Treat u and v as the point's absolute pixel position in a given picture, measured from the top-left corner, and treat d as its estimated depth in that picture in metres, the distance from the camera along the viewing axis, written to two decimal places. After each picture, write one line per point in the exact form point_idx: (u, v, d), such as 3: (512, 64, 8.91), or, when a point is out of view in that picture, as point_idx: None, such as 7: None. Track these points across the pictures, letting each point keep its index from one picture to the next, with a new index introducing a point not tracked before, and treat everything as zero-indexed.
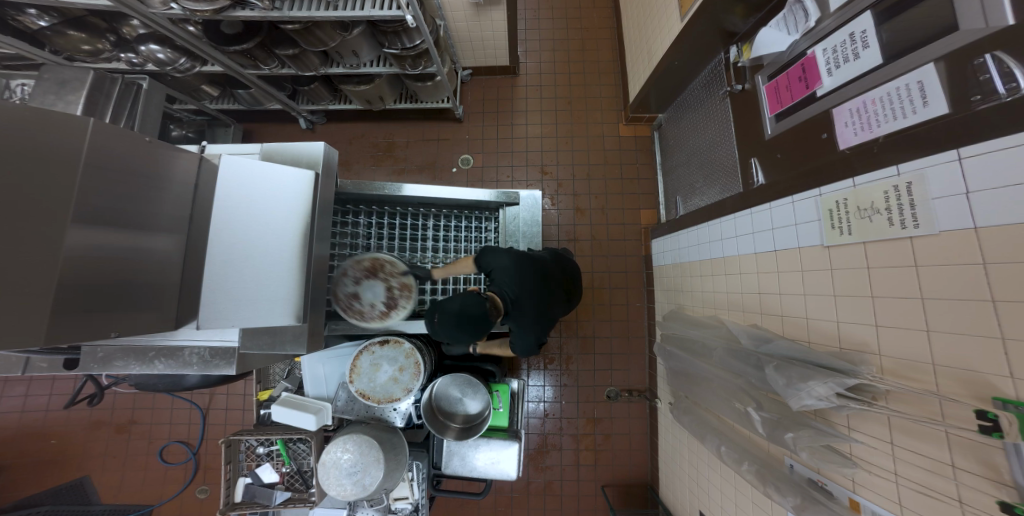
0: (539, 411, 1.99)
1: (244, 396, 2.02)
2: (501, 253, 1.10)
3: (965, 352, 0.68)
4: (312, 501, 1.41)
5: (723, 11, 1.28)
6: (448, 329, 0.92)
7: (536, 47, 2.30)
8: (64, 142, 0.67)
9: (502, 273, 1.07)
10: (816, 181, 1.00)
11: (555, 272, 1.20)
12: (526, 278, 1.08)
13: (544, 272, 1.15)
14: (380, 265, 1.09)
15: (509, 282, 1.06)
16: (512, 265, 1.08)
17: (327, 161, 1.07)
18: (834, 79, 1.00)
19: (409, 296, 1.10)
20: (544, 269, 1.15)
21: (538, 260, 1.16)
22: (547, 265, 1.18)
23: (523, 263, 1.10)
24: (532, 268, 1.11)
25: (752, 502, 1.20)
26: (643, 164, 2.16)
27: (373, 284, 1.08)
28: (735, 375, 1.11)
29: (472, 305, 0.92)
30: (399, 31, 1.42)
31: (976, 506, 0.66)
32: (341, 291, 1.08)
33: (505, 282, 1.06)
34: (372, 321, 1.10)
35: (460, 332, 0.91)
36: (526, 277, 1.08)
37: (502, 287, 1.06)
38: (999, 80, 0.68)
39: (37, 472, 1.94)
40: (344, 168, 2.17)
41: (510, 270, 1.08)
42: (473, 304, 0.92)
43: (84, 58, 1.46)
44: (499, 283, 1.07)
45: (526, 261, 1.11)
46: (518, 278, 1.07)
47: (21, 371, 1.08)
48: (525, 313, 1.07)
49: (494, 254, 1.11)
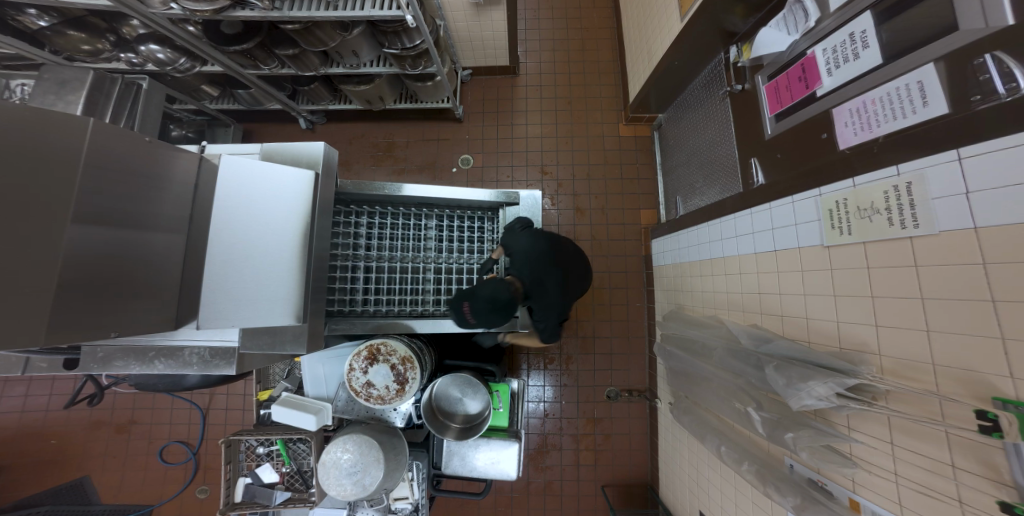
0: (539, 411, 1.99)
1: (244, 396, 2.02)
2: (519, 238, 1.22)
3: (963, 352, 0.68)
4: (312, 501, 1.41)
5: (723, 11, 1.28)
6: (479, 316, 1.05)
7: (536, 47, 2.30)
8: (64, 142, 0.67)
9: (519, 256, 1.19)
10: (816, 181, 1.00)
11: (569, 250, 1.27)
12: (542, 258, 1.18)
13: (558, 249, 1.23)
14: (376, 350, 1.19)
15: (527, 264, 1.17)
16: (526, 247, 1.20)
17: (327, 161, 1.07)
18: (834, 79, 1.00)
19: (412, 365, 1.18)
20: (558, 247, 1.23)
21: (551, 239, 1.24)
22: (560, 244, 1.26)
23: (538, 244, 1.20)
24: (547, 248, 1.21)
25: (752, 502, 1.20)
26: (643, 164, 2.16)
27: (379, 367, 1.19)
28: (735, 375, 1.11)
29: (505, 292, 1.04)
30: (399, 31, 1.42)
31: (976, 506, 0.66)
32: (357, 384, 1.20)
33: (524, 264, 1.17)
34: (395, 401, 1.19)
35: (493, 317, 1.04)
36: (545, 259, 1.19)
37: (519, 270, 1.17)
38: (999, 80, 0.67)
39: (37, 472, 1.94)
40: (344, 168, 2.17)
41: (527, 252, 1.19)
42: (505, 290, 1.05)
43: (84, 58, 1.45)
44: (516, 267, 1.18)
45: (541, 241, 1.21)
46: (534, 258, 1.18)
47: (21, 371, 1.07)
48: (547, 290, 1.17)
49: (510, 237, 1.23)
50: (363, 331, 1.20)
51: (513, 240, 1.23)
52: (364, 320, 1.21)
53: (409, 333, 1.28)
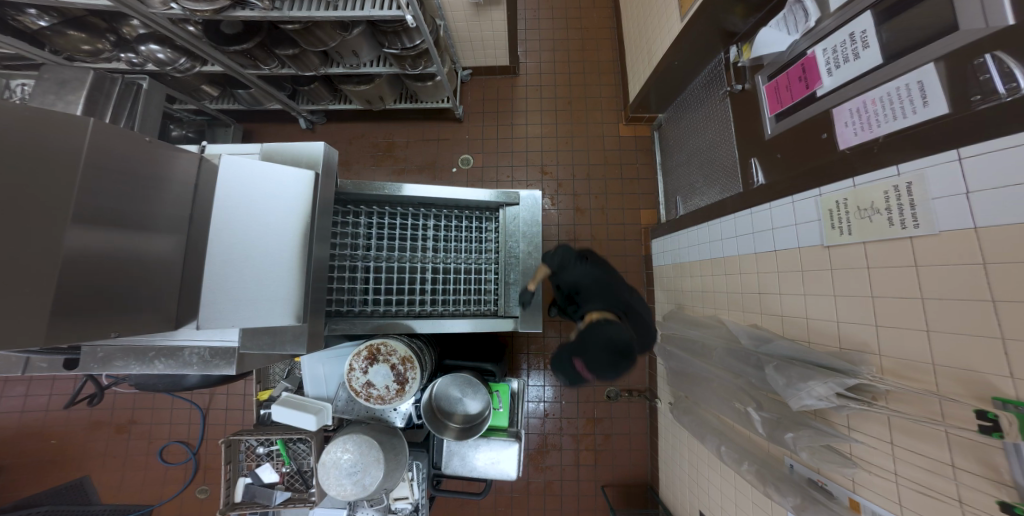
0: (539, 411, 1.99)
1: (244, 397, 2.02)
2: (579, 270, 1.27)
3: (964, 352, 0.68)
4: (312, 501, 1.42)
5: (723, 11, 1.28)
6: (601, 366, 1.01)
7: (536, 47, 2.30)
8: (63, 141, 0.67)
9: (594, 288, 1.23)
10: (816, 181, 1.00)
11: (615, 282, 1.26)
12: (602, 287, 1.23)
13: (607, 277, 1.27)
14: (376, 350, 1.19)
15: (598, 291, 1.21)
16: (593, 277, 1.25)
17: (327, 161, 1.06)
18: (834, 79, 1.00)
19: (412, 365, 1.18)
20: (605, 276, 1.27)
21: (609, 275, 1.29)
22: (608, 279, 1.26)
23: (598, 277, 1.26)
24: (602, 275, 1.27)
25: (752, 502, 1.20)
26: (643, 164, 2.16)
27: (379, 368, 1.19)
28: (735, 374, 1.12)
29: (632, 334, 1.05)
30: (399, 31, 1.42)
31: (976, 507, 0.66)
32: (357, 384, 1.20)
33: (603, 295, 1.21)
34: (395, 401, 1.19)
35: (619, 363, 1.00)
36: (614, 290, 1.23)
37: (604, 301, 1.19)
38: (999, 80, 0.67)
39: (37, 473, 1.94)
40: (344, 168, 2.17)
41: (591, 280, 1.25)
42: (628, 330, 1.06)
43: (84, 58, 1.45)
44: (601, 298, 1.19)
45: (597, 271, 1.27)
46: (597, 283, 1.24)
47: (21, 371, 1.07)
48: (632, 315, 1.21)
49: (577, 268, 1.27)
50: (363, 331, 1.19)
51: (573, 275, 1.28)
52: (364, 320, 1.20)
53: (410, 333, 1.28)
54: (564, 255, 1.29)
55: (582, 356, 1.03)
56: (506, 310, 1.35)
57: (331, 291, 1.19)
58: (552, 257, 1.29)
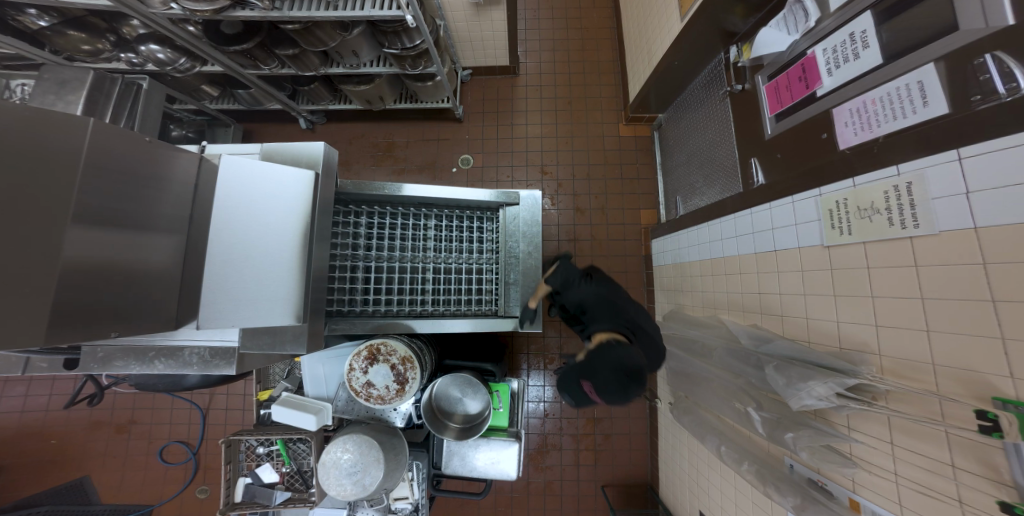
0: (539, 411, 1.99)
1: (244, 397, 2.02)
2: (582, 290, 1.15)
3: (964, 352, 0.68)
4: (312, 501, 1.42)
5: (723, 11, 1.28)
6: (609, 389, 0.93)
7: (536, 47, 2.30)
8: (63, 141, 0.67)
9: (601, 309, 1.11)
10: (816, 181, 1.00)
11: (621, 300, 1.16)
12: (609, 308, 1.11)
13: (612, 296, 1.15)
14: (376, 350, 1.19)
15: (604, 312, 1.10)
16: (599, 297, 1.14)
17: (327, 161, 1.06)
18: (834, 79, 1.00)
19: (412, 365, 1.18)
20: (611, 294, 1.15)
21: (613, 292, 1.17)
22: (614, 298, 1.15)
23: (604, 296, 1.14)
24: (610, 295, 1.15)
25: (752, 502, 1.20)
26: (643, 164, 2.16)
27: (379, 368, 1.19)
28: (735, 375, 1.12)
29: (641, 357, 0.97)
30: (399, 31, 1.42)
31: (977, 507, 0.66)
32: (357, 384, 1.20)
33: (610, 316, 1.09)
34: (395, 401, 1.19)
35: (630, 389, 0.92)
36: (620, 309, 1.11)
37: (612, 323, 1.07)
38: (999, 80, 0.67)
39: (37, 473, 1.94)
40: (344, 168, 2.17)
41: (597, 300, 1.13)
42: (638, 354, 0.98)
43: (84, 58, 1.45)
44: (608, 320, 1.07)
45: (603, 291, 1.15)
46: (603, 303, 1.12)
47: (21, 371, 1.07)
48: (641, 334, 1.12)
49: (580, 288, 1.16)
50: (363, 331, 1.19)
51: (578, 295, 1.16)
52: (364, 320, 1.20)
53: (410, 333, 1.28)
54: (568, 272, 1.17)
55: (590, 379, 0.95)
56: (506, 310, 1.35)
57: (331, 290, 1.19)
58: (556, 277, 1.17)
